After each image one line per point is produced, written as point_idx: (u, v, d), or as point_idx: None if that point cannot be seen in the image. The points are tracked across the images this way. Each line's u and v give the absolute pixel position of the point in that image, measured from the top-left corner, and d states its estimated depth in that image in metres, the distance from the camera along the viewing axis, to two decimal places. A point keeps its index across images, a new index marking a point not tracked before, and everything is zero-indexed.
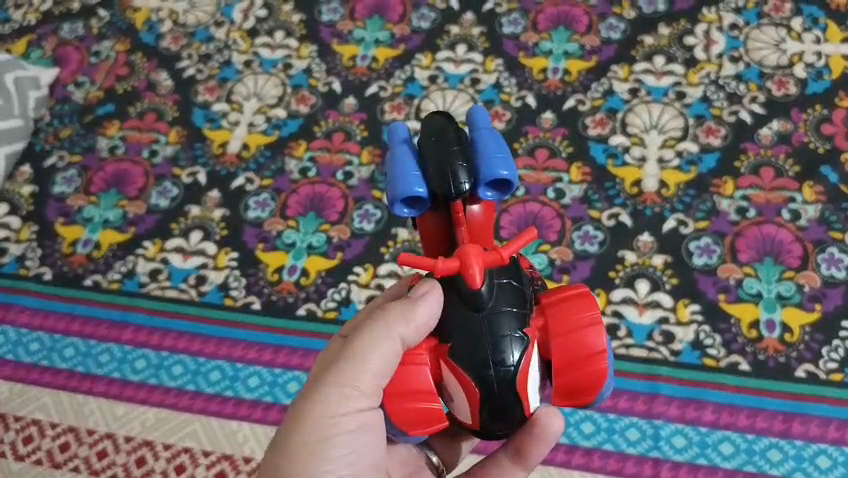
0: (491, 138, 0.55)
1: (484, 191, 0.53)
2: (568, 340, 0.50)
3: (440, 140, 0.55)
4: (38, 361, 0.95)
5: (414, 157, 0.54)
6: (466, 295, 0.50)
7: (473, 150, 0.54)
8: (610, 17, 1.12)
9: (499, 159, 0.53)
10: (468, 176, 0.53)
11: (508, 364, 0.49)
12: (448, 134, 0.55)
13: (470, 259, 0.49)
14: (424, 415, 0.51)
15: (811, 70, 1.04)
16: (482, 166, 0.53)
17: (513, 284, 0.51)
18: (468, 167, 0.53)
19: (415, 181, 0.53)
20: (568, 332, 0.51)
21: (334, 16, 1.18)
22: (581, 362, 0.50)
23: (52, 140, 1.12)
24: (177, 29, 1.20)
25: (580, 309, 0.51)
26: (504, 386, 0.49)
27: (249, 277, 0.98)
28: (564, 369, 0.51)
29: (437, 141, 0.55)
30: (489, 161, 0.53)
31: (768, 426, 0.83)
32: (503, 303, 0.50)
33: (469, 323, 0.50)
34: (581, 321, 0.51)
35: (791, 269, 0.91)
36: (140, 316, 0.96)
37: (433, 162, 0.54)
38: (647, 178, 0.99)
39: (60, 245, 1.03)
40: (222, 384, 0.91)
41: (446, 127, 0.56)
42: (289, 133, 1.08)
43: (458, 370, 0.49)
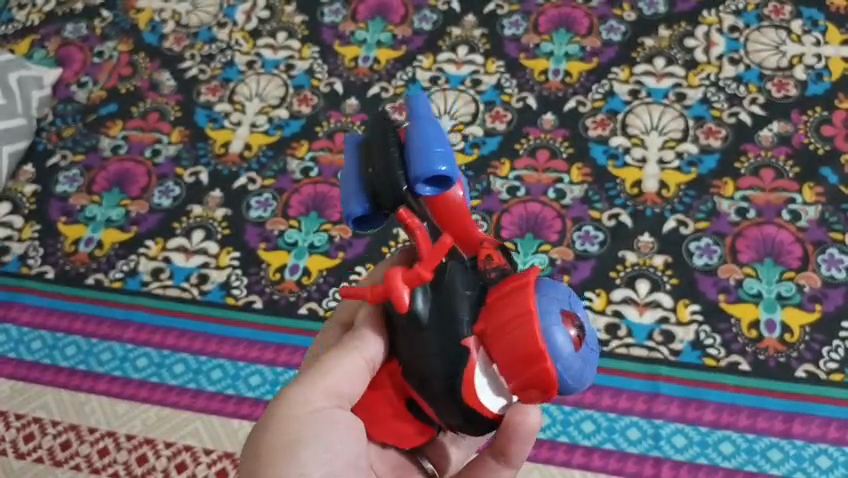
0: (427, 130, 0.51)
1: (423, 188, 0.50)
2: (504, 338, 0.45)
3: (379, 143, 0.52)
4: (40, 360, 0.95)
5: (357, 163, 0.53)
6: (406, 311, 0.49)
7: (409, 146, 0.51)
8: (611, 19, 1.12)
9: (430, 160, 0.49)
10: (405, 179, 0.50)
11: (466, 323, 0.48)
12: (384, 137, 0.52)
13: (394, 279, 0.48)
14: (404, 435, 0.55)
15: (810, 72, 1.05)
16: (416, 164, 0.49)
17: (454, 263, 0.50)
18: (404, 170, 0.50)
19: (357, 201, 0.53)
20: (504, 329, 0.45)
21: (336, 17, 1.19)
22: (523, 361, 0.45)
23: (55, 140, 1.12)
24: (180, 30, 1.21)
25: (514, 301, 0.46)
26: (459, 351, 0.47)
27: (251, 276, 0.98)
28: (513, 370, 0.45)
29: (377, 147, 0.52)
30: (423, 157, 0.49)
31: (768, 426, 0.83)
32: (459, 287, 0.48)
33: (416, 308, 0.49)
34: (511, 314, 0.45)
35: (791, 270, 0.92)
36: (142, 315, 0.97)
37: (375, 168, 0.52)
38: (647, 178, 0.99)
39: (62, 244, 1.03)
40: (224, 382, 0.91)
41: (385, 127, 0.53)
42: (291, 133, 1.09)
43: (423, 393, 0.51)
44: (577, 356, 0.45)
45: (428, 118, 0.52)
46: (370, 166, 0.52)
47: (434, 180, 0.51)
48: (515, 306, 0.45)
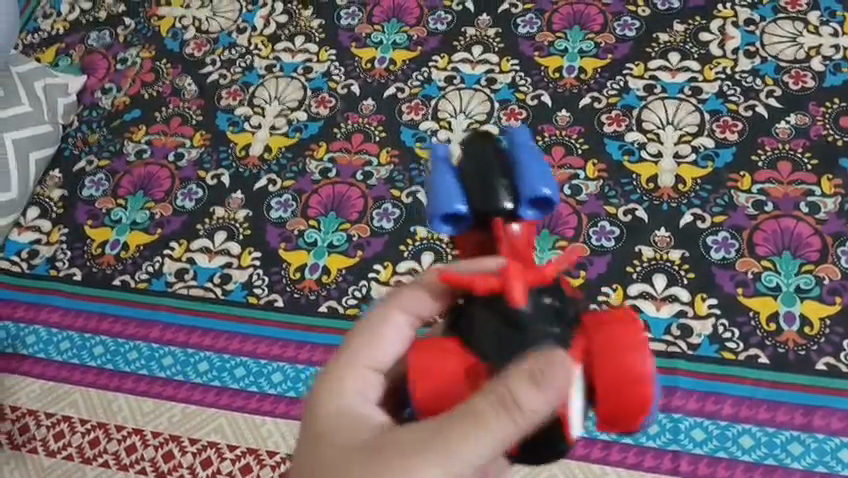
0: (528, 159, 0.58)
1: (526, 210, 0.57)
2: (612, 358, 0.47)
3: (472, 159, 0.59)
4: (69, 360, 0.98)
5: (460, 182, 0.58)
6: (506, 314, 0.48)
7: (514, 171, 0.58)
8: (625, 15, 1.12)
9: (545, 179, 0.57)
10: (510, 196, 0.56)
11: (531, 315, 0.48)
12: (491, 160, 0.58)
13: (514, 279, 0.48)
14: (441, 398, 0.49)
15: (828, 63, 1.04)
16: (522, 185, 0.56)
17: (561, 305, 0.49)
18: (511, 189, 0.57)
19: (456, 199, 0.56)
20: (620, 348, 0.47)
21: (352, 20, 1.20)
22: (628, 383, 0.47)
23: (80, 145, 1.15)
24: (201, 36, 1.23)
25: (630, 328, 0.49)
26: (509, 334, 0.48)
27: (272, 276, 1.00)
28: (616, 389, 0.47)
29: (477, 159, 0.58)
30: (529, 182, 0.56)
31: (788, 419, 0.83)
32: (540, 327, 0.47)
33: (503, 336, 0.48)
34: (634, 339, 0.48)
35: (810, 263, 0.91)
36: (165, 314, 0.99)
37: (473, 177, 0.57)
38: (663, 173, 0.99)
39: (89, 247, 1.06)
40: (247, 380, 0.93)
41: (490, 149, 0.59)
42: (309, 135, 1.10)
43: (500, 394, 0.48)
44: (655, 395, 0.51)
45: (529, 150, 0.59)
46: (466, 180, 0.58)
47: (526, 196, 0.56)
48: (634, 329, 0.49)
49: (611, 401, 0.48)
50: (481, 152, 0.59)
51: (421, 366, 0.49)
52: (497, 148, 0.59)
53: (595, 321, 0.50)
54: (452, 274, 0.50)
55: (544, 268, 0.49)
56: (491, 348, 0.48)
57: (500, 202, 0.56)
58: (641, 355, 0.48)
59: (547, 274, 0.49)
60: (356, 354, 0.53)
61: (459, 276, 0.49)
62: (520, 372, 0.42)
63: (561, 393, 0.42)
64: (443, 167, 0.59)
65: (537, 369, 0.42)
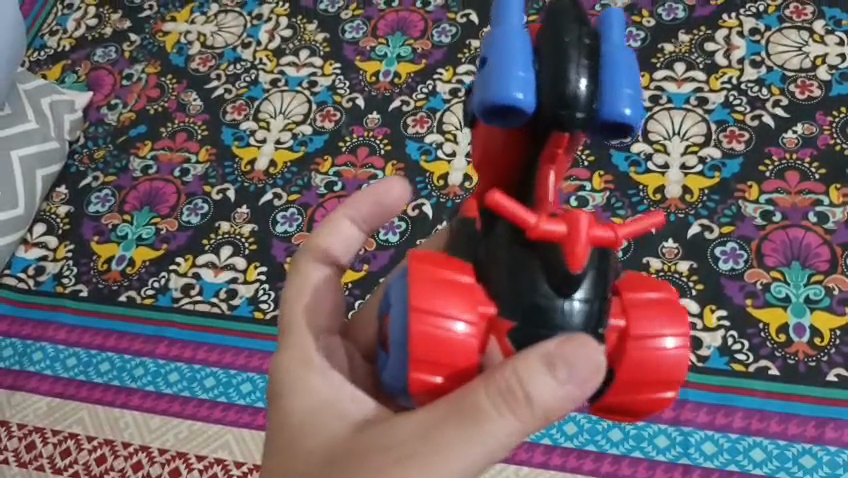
0: (622, 63, 0.42)
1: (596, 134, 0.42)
2: (638, 354, 0.45)
3: (548, 43, 0.42)
4: (76, 376, 0.97)
5: (523, 51, 0.41)
6: (556, 269, 0.43)
7: (600, 73, 0.41)
8: (629, 25, 1.12)
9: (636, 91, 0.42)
10: (586, 108, 0.41)
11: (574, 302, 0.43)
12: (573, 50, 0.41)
13: (578, 238, 0.42)
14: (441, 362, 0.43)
15: (834, 72, 1.04)
16: (604, 101, 0.41)
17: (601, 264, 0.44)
18: (591, 96, 0.41)
19: (517, 84, 0.40)
20: (639, 346, 0.45)
21: (356, 34, 1.21)
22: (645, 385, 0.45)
23: (86, 162, 1.16)
24: (206, 52, 1.23)
25: (663, 324, 0.45)
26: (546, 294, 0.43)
27: (278, 290, 0.99)
28: (626, 388, 0.46)
29: (557, 43, 0.42)
30: (612, 96, 0.41)
31: (800, 432, 0.82)
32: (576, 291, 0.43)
33: (524, 275, 0.44)
34: (662, 338, 0.45)
35: (819, 273, 0.91)
36: (172, 331, 0.99)
37: (548, 67, 0.41)
38: (670, 184, 0.99)
39: (95, 262, 1.06)
40: (253, 395, 0.92)
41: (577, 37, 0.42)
42: (315, 149, 1.10)
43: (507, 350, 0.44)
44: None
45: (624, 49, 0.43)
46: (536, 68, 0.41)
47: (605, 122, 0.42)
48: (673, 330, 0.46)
49: (622, 396, 0.46)
50: (563, 31, 0.42)
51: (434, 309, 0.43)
52: (590, 34, 0.43)
53: (632, 302, 0.46)
54: (506, 202, 0.42)
55: (618, 231, 0.43)
56: (511, 292, 0.44)
57: (573, 111, 0.40)
58: (666, 356, 0.45)
59: (619, 241, 0.43)
60: (300, 348, 0.52)
61: (518, 210, 0.42)
62: (537, 356, 0.41)
63: (575, 385, 0.41)
64: (516, 35, 0.42)
65: (560, 355, 0.40)
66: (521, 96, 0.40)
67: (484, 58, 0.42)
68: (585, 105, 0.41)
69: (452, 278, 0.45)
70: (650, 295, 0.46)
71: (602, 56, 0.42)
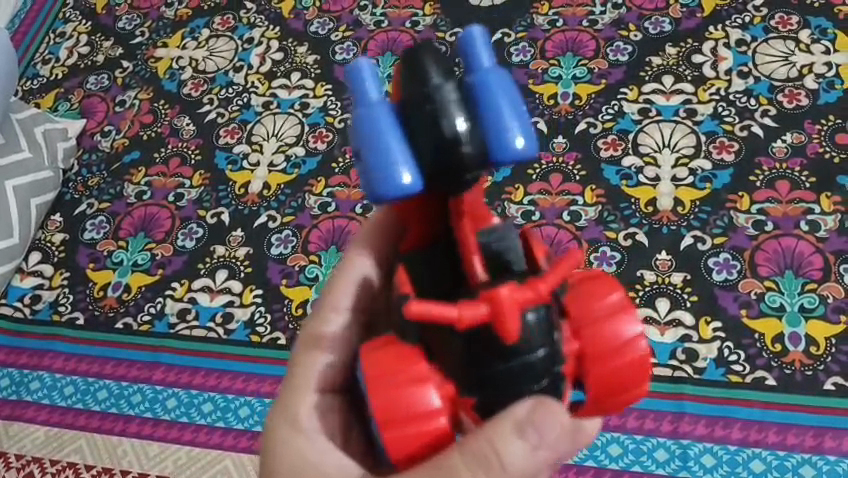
0: (499, 100, 0.44)
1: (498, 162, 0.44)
2: (606, 370, 0.48)
3: (414, 100, 0.44)
4: (74, 405, 0.97)
5: (396, 133, 0.44)
6: (492, 341, 0.42)
7: (477, 108, 0.44)
8: (617, 40, 1.13)
9: (521, 123, 0.44)
10: (477, 148, 0.43)
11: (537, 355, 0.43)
12: (446, 100, 0.43)
13: (504, 313, 0.41)
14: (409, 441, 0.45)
15: (821, 81, 1.04)
16: (492, 138, 0.43)
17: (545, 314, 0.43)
18: (477, 136, 0.43)
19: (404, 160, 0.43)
20: (604, 366, 0.47)
21: (347, 55, 1.22)
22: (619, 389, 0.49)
23: (81, 189, 1.16)
24: (198, 76, 1.24)
25: (617, 338, 0.48)
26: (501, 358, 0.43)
27: (274, 313, 0.99)
28: (601, 399, 0.49)
29: (427, 96, 0.43)
30: (501, 130, 0.43)
31: (799, 441, 0.82)
32: (533, 344, 0.43)
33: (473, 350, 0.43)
34: (621, 350, 0.48)
35: (813, 282, 0.91)
36: (169, 356, 0.99)
37: (423, 132, 0.43)
38: (661, 196, 0.99)
39: (91, 290, 1.06)
40: (251, 419, 0.92)
41: (448, 83, 0.44)
42: (308, 171, 1.11)
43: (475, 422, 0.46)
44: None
45: (494, 69, 0.45)
46: (410, 132, 0.44)
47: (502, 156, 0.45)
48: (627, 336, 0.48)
49: (598, 405, 0.50)
50: (431, 93, 0.43)
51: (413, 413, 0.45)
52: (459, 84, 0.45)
53: (586, 320, 0.48)
54: (427, 309, 0.41)
55: (541, 287, 0.42)
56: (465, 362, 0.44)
57: (466, 172, 0.44)
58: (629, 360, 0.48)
59: (544, 294, 0.42)
60: (293, 413, 0.58)
61: (439, 309, 0.41)
62: (510, 425, 0.43)
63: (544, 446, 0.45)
64: (378, 113, 0.44)
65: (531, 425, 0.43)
66: (407, 179, 0.43)
67: (363, 149, 0.44)
68: (471, 161, 0.43)
69: (412, 369, 0.46)
70: (602, 306, 0.48)
71: (470, 91, 0.44)
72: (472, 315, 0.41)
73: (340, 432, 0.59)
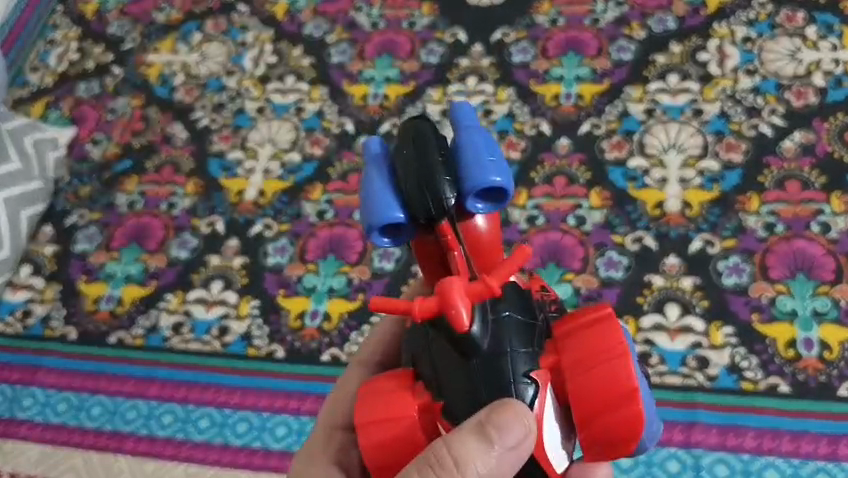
0: (479, 142, 0.49)
1: (474, 203, 0.48)
2: (581, 376, 0.45)
3: (405, 154, 0.50)
4: (67, 422, 0.94)
5: (387, 182, 0.49)
6: (454, 336, 0.45)
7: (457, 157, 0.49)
8: (620, 39, 1.11)
9: (496, 161, 0.48)
10: (453, 189, 0.48)
11: (523, 381, 0.45)
12: (429, 151, 0.49)
13: (453, 298, 0.43)
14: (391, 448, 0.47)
15: (829, 78, 1.02)
16: (466, 177, 0.47)
17: (519, 318, 0.46)
18: (454, 181, 0.48)
19: (390, 204, 0.48)
20: (589, 369, 0.45)
21: (343, 58, 1.19)
22: (607, 403, 0.44)
23: (72, 200, 1.13)
24: (190, 82, 1.22)
25: (603, 343, 0.45)
26: (478, 381, 0.45)
27: (272, 324, 0.97)
28: (591, 418, 0.44)
29: (413, 151, 0.50)
30: (474, 171, 0.47)
31: (813, 449, 0.80)
32: (506, 343, 0.45)
33: (458, 371, 0.45)
34: (609, 355, 0.45)
35: (825, 284, 0.88)
36: (164, 371, 0.96)
37: (409, 178, 0.49)
38: (669, 199, 0.97)
39: (84, 303, 1.03)
40: (249, 435, 0.90)
41: (431, 138, 0.50)
42: (304, 177, 1.08)
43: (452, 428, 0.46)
44: (651, 409, 0.47)
45: (477, 125, 0.51)
46: (400, 182, 0.49)
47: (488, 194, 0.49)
48: (609, 344, 0.45)
49: (590, 430, 0.45)
50: (418, 146, 0.50)
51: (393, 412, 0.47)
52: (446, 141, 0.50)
53: (565, 331, 0.47)
54: (385, 301, 0.44)
55: (491, 280, 0.44)
56: (448, 383, 0.46)
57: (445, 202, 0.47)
58: (605, 366, 0.44)
59: (496, 288, 0.43)
60: (319, 446, 0.63)
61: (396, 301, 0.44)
62: (469, 429, 0.43)
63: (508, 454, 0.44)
64: (376, 169, 0.51)
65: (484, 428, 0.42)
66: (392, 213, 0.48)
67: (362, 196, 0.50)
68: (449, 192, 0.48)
69: (398, 384, 0.48)
70: (588, 317, 0.47)
71: (456, 142, 0.50)
72: (424, 302, 0.44)
73: (358, 466, 0.61)
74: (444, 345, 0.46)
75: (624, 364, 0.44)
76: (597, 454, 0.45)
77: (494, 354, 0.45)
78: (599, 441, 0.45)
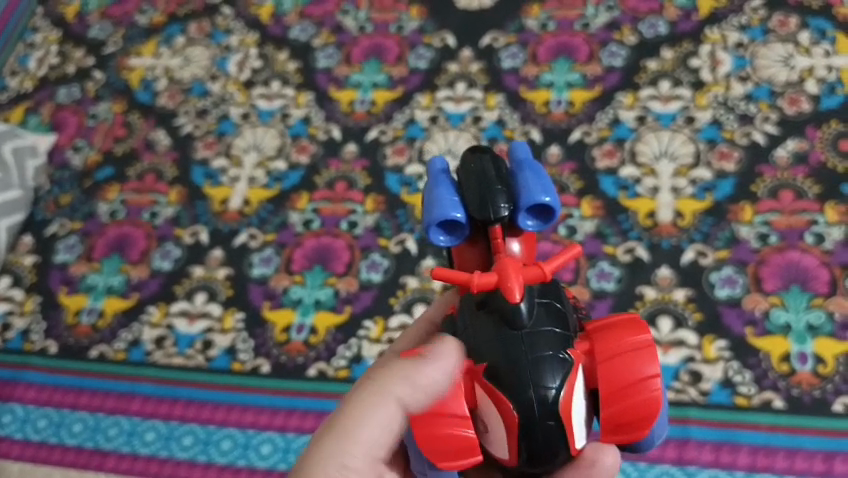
0: (533, 169, 0.54)
1: (525, 220, 0.53)
2: (608, 363, 0.50)
3: (467, 172, 0.55)
4: (46, 439, 0.92)
5: (449, 190, 0.54)
6: (504, 312, 0.50)
7: (513, 179, 0.54)
8: (611, 44, 1.09)
9: (547, 186, 0.53)
10: (508, 202, 0.52)
11: (556, 353, 0.49)
12: (488, 170, 0.54)
13: (509, 276, 0.50)
14: (425, 405, 0.51)
15: (822, 85, 1.01)
16: (521, 193, 0.52)
17: (554, 305, 0.51)
18: (509, 195, 0.53)
19: (453, 206, 0.53)
20: (617, 354, 0.50)
21: (330, 62, 1.17)
22: (628, 387, 0.49)
23: (52, 208, 1.11)
24: (173, 86, 1.19)
25: (629, 333, 0.51)
26: (521, 348, 0.49)
27: (256, 338, 0.94)
28: (612, 398, 0.50)
29: (475, 169, 0.55)
30: (528, 189, 0.52)
31: (808, 466, 0.78)
32: (545, 322, 0.50)
33: (503, 339, 0.50)
34: (632, 345, 0.51)
35: (819, 296, 0.87)
36: (146, 386, 0.94)
37: (469, 190, 0.54)
38: (661, 208, 0.95)
39: (64, 316, 1.01)
40: (234, 453, 0.88)
41: (489, 161, 0.55)
42: (290, 185, 1.06)
43: (494, 392, 0.49)
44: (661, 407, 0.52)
45: (531, 159, 0.56)
46: (462, 192, 0.54)
47: (538, 212, 0.53)
48: (634, 337, 0.51)
49: (612, 411, 0.50)
50: (480, 165, 0.55)
51: (433, 376, 0.51)
52: (504, 167, 0.56)
53: (595, 328, 0.53)
54: (447, 273, 0.50)
55: (545, 267, 0.50)
56: (489, 350, 0.50)
57: (500, 211, 0.52)
58: (630, 356, 0.50)
59: (548, 275, 0.50)
60: None
61: (457, 275, 0.50)
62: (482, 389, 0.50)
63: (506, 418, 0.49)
64: (441, 181, 0.55)
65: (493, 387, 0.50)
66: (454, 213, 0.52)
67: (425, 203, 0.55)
68: (504, 205, 0.52)
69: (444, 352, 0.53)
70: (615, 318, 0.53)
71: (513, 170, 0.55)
72: (482, 278, 0.50)
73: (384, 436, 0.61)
74: (491, 320, 0.51)
75: (646, 357, 0.50)
76: (613, 437, 0.51)
77: (533, 328, 0.50)
78: (617, 424, 0.50)
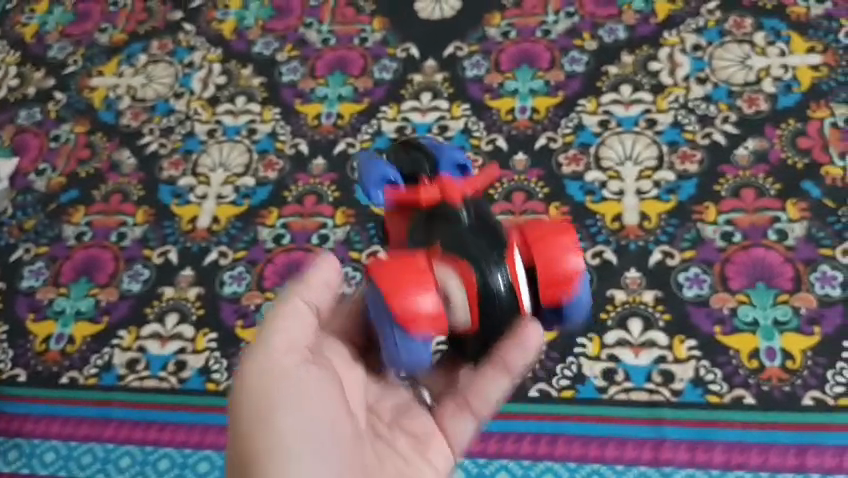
0: (444, 147, 0.72)
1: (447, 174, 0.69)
2: (539, 243, 0.61)
3: (396, 155, 0.72)
4: (19, 470, 0.91)
5: (384, 165, 0.70)
6: (445, 212, 0.64)
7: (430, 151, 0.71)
8: (572, 50, 1.10)
9: (457, 152, 0.71)
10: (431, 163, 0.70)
11: (491, 221, 0.63)
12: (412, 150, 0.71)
13: (447, 188, 0.65)
14: (399, 272, 0.57)
15: (779, 84, 1.03)
16: (438, 157, 0.70)
17: (480, 206, 0.66)
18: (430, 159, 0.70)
19: (389, 171, 0.69)
20: (546, 236, 0.61)
21: (294, 76, 1.16)
22: (555, 261, 0.60)
23: (16, 233, 1.09)
24: (136, 105, 1.18)
25: (554, 224, 0.62)
26: (470, 227, 0.62)
27: (230, 357, 0.94)
28: (543, 275, 0.60)
29: (401, 152, 0.72)
30: (444, 156, 0.70)
31: (781, 461, 0.80)
32: (482, 215, 0.64)
33: (451, 224, 0.62)
34: (556, 230, 0.61)
35: (785, 292, 0.89)
36: (119, 411, 0.92)
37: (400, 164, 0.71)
38: (627, 211, 0.97)
39: (32, 343, 0.99)
40: (212, 474, 0.87)
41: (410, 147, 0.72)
42: (259, 201, 1.06)
43: (456, 260, 0.59)
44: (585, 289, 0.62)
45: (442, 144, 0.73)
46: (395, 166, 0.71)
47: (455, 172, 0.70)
48: (559, 226, 0.62)
49: (544, 289, 0.60)
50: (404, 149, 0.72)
51: (398, 268, 0.57)
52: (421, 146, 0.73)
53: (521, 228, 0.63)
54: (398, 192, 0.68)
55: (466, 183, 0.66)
56: (447, 238, 0.61)
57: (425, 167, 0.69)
58: (556, 240, 0.61)
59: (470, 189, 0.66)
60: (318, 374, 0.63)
61: (405, 195, 0.67)
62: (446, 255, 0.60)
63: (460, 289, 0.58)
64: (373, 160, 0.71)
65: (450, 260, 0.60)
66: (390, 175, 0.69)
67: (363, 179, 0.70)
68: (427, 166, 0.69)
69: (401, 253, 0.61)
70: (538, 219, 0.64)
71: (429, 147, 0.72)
72: (424, 192, 0.65)
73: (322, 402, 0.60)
74: (442, 223, 0.62)
75: (566, 238, 0.61)
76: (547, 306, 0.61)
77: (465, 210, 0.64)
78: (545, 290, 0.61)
